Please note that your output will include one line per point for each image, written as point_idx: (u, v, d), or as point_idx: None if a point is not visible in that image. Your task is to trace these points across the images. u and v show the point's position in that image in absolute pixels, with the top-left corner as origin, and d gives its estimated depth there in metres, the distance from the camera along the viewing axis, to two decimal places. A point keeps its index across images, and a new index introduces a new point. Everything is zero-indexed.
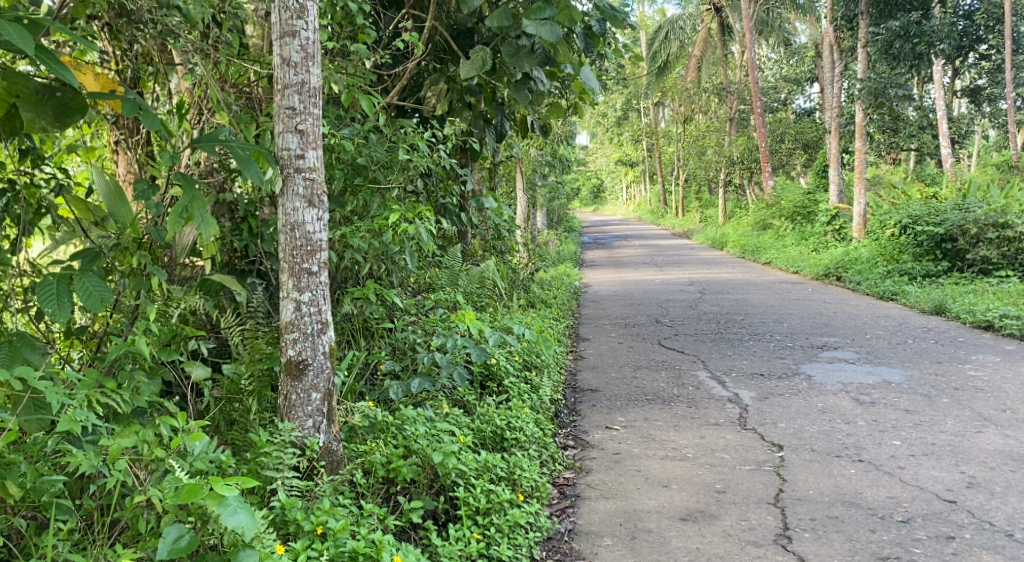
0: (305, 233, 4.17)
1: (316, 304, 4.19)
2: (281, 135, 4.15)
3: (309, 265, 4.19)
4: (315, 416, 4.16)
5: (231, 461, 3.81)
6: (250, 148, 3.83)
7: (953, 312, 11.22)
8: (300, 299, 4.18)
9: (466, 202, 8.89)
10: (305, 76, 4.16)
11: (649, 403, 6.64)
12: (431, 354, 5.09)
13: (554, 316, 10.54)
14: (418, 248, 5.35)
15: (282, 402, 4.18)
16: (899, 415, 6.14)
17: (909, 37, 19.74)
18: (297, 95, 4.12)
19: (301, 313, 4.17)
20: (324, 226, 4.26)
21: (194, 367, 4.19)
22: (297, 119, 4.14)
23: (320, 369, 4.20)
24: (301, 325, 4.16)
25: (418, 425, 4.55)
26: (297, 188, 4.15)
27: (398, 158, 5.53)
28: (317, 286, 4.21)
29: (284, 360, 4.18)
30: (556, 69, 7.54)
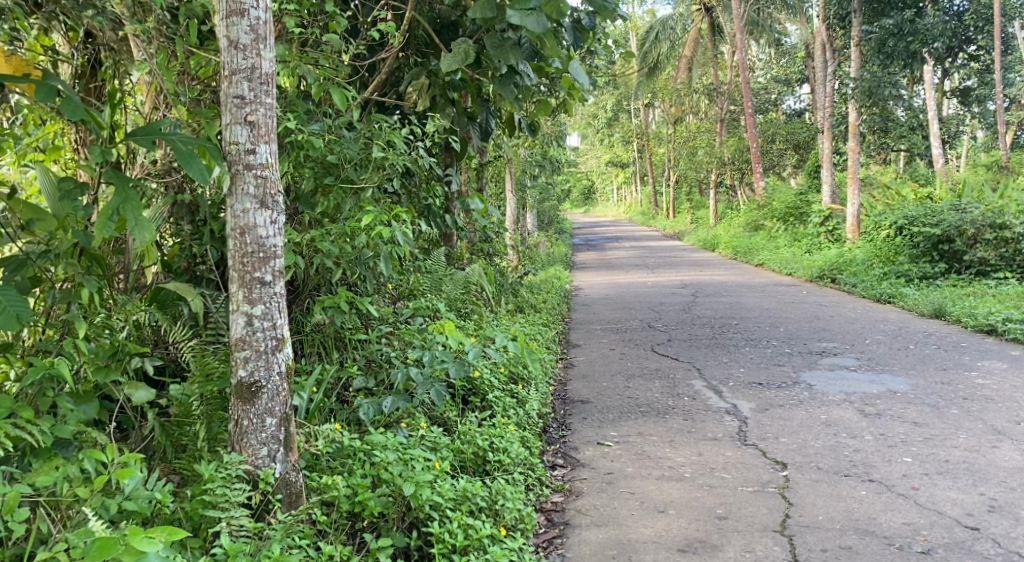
0: (257, 238, 3.83)
1: (270, 319, 3.86)
2: (230, 127, 3.82)
3: (262, 274, 3.86)
4: (269, 443, 3.83)
5: (168, 499, 3.62)
6: (192, 142, 3.64)
7: (952, 315, 10.89)
8: (252, 313, 3.84)
9: (451, 204, 8.52)
10: (256, 61, 3.82)
11: (643, 416, 6.28)
12: (407, 369, 4.69)
13: (544, 322, 10.17)
14: (393, 255, 4.96)
15: (232, 427, 3.85)
16: (907, 428, 5.79)
17: (902, 35, 19.44)
18: (246, 82, 3.79)
19: (252, 328, 3.84)
20: (279, 230, 3.91)
21: (137, 390, 3.92)
22: (247, 109, 3.81)
23: (275, 392, 3.86)
24: (253, 342, 3.82)
25: (388, 451, 4.17)
26: (247, 187, 3.82)
27: (374, 155, 5.15)
28: (271, 297, 3.87)
29: (236, 381, 3.84)
30: (544, 63, 7.17)
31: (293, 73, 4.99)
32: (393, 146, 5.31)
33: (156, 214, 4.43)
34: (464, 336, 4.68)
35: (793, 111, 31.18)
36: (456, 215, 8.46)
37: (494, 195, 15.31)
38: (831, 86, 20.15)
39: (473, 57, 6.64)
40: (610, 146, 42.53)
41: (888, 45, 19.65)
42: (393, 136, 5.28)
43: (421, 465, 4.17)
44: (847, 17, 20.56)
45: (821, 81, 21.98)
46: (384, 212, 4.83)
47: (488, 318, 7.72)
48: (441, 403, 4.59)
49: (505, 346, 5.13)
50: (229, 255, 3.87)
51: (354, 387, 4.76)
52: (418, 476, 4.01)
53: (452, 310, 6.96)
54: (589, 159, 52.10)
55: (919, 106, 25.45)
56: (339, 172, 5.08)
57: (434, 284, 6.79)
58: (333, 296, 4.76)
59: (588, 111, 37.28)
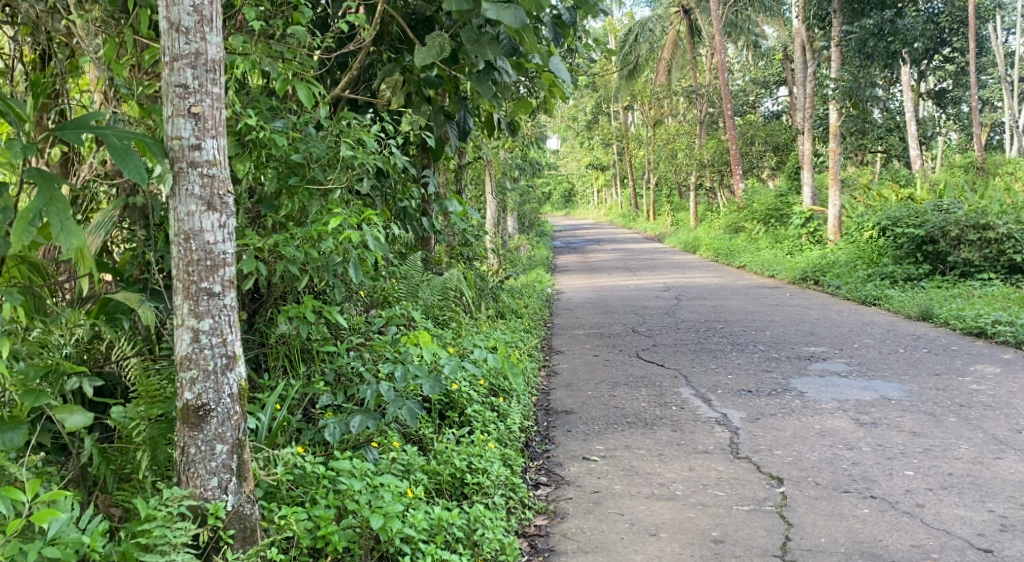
0: (204, 244, 3.52)
1: (219, 334, 3.54)
2: (171, 120, 3.50)
3: (210, 284, 3.54)
4: (220, 473, 3.50)
5: (97, 545, 3.29)
6: (128, 138, 3.39)
7: (940, 317, 10.66)
8: (199, 328, 3.52)
9: (428, 205, 8.24)
10: (201, 46, 3.52)
11: (630, 427, 6.00)
12: (375, 385, 4.27)
13: (525, 328, 9.88)
14: (363, 261, 4.64)
15: (178, 457, 3.51)
16: (907, 438, 5.52)
17: (883, 36, 19.27)
18: (190, 70, 3.48)
19: (199, 345, 3.51)
20: (228, 235, 3.60)
21: (71, 414, 3.61)
22: (191, 100, 3.49)
23: (226, 416, 3.54)
24: (200, 361, 3.50)
25: (355, 478, 3.89)
26: (192, 187, 3.51)
27: (342, 153, 4.86)
28: (220, 310, 3.56)
29: (182, 405, 3.51)
30: (523, 59, 6.87)
31: (255, 66, 4.73)
32: (364, 144, 5.01)
33: (104, 219, 4.14)
34: (437, 348, 4.34)
35: (772, 112, 31.06)
36: (434, 218, 8.16)
37: (473, 199, 15.02)
38: (811, 88, 19.99)
39: (449, 51, 6.35)
40: (589, 148, 42.29)
41: (868, 46, 19.50)
42: (364, 134, 4.99)
43: (389, 491, 3.91)
44: (827, 17, 20.40)
45: (801, 82, 21.83)
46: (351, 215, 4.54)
47: (468, 324, 7.41)
48: (412, 421, 4.20)
49: (485, 357, 4.83)
50: (172, 263, 3.55)
51: (319, 404, 4.47)
52: (388, 506, 3.76)
53: (428, 317, 6.66)
54: (568, 162, 51.87)
55: (898, 107, 25.36)
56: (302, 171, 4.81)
57: (411, 291, 6.53)
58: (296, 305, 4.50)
59: (566, 113, 37.05)
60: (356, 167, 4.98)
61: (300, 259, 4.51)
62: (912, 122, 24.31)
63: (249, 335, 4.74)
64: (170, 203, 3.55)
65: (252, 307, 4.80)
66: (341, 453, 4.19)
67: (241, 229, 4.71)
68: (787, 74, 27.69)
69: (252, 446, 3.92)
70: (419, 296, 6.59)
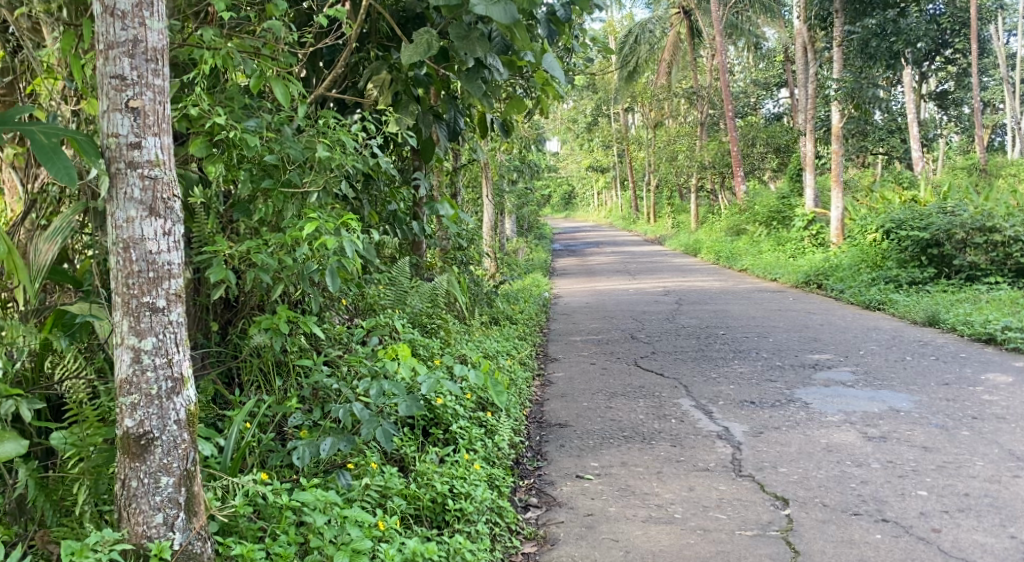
0: (145, 253, 3.34)
1: (164, 354, 3.37)
2: (108, 115, 3.32)
3: (153, 298, 3.36)
4: (165, 508, 3.34)
5: None
6: (58, 135, 3.24)
7: (947, 323, 10.36)
8: (141, 348, 3.34)
9: (420, 209, 7.96)
10: (138, 31, 3.33)
11: (626, 442, 5.73)
12: (348, 405, 3.94)
13: (519, 335, 9.61)
14: (342, 268, 4.34)
15: (119, 490, 3.36)
16: (918, 453, 5.24)
17: (885, 35, 18.96)
18: (126, 59, 3.30)
19: (141, 367, 3.34)
20: (173, 244, 3.41)
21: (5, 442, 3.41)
22: (128, 93, 3.31)
23: (171, 445, 3.37)
24: (141, 385, 3.33)
25: (319, 513, 3.63)
26: (132, 190, 3.33)
27: (319, 155, 4.59)
28: (164, 328, 3.38)
29: (123, 434, 3.35)
30: (515, 57, 6.57)
31: (226, 61, 4.50)
32: (345, 144, 4.74)
33: (62, 223, 3.83)
34: (417, 363, 4.05)
35: (772, 114, 30.75)
36: (425, 222, 7.89)
37: (470, 202, 14.74)
38: (813, 89, 19.69)
39: (437, 49, 6.07)
40: (589, 151, 42.00)
41: (871, 45, 19.17)
42: (343, 133, 4.72)
43: (357, 525, 3.67)
44: (829, 17, 20.09)
45: (803, 83, 21.52)
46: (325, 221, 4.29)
47: (458, 332, 7.15)
48: (387, 445, 3.86)
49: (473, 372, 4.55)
50: (113, 275, 3.38)
51: (288, 424, 4.16)
52: (355, 542, 3.54)
53: (417, 326, 6.41)
54: (568, 164, 51.56)
55: (900, 109, 25.06)
56: (276, 173, 4.56)
57: (398, 298, 6.28)
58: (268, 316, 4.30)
59: (566, 115, 36.76)
60: (335, 170, 4.70)
61: (273, 267, 4.27)
62: (914, 123, 24.04)
63: (222, 346, 4.53)
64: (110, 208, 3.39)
65: (226, 316, 4.59)
66: (308, 480, 3.92)
67: (212, 235, 4.47)
68: (787, 75, 27.40)
69: (209, 476, 3.71)
70: (407, 303, 6.30)
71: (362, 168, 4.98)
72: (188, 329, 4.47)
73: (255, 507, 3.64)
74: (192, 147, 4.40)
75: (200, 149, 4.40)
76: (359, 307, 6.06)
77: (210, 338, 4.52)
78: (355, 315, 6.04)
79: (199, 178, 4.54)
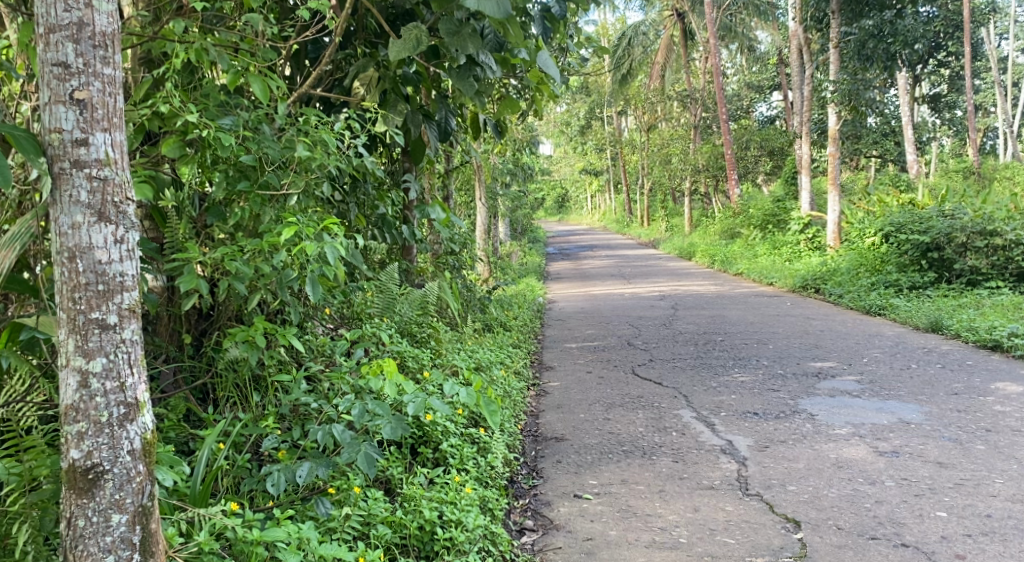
0: (93, 263, 3.11)
1: (116, 378, 3.15)
2: (49, 109, 3.08)
3: (103, 314, 3.13)
4: (116, 549, 3.12)
5: None
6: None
7: (950, 329, 10.12)
8: (89, 370, 3.12)
9: (410, 212, 7.71)
10: (85, 15, 3.11)
11: (624, 457, 5.49)
12: (327, 428, 3.67)
13: (513, 343, 9.34)
14: (325, 278, 4.07)
15: (65, 530, 3.12)
16: (933, 468, 5.00)
17: (883, 37, 18.36)
18: (71, 43, 3.07)
19: (89, 392, 3.11)
20: (124, 253, 3.18)
21: None
22: (73, 82, 3.08)
23: (122, 479, 3.15)
24: (89, 412, 3.10)
25: (291, 550, 3.38)
26: (77, 193, 3.10)
27: (298, 154, 4.34)
28: (116, 349, 3.15)
29: (67, 468, 3.11)
30: (508, 55, 6.29)
31: (198, 56, 4.26)
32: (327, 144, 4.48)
33: (22, 229, 3.50)
34: (402, 380, 3.76)
35: (766, 118, 30.52)
36: (415, 226, 7.63)
37: (462, 205, 14.47)
38: (809, 91, 19.46)
39: (427, 45, 5.80)
40: (582, 154, 41.75)
41: (868, 47, 18.66)
42: (326, 133, 4.46)
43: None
44: (825, 18, 19.85)
45: (798, 86, 21.30)
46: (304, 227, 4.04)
47: (450, 341, 6.89)
48: (368, 470, 3.58)
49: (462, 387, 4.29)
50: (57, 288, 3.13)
51: (260, 447, 3.90)
52: None
53: (406, 335, 6.19)
54: (561, 168, 51.32)
55: (895, 112, 24.87)
56: (253, 174, 4.32)
57: (386, 305, 6.06)
58: (244, 327, 4.07)
59: (559, 118, 36.51)
60: (316, 171, 4.44)
61: (248, 275, 4.04)
62: (909, 127, 23.87)
63: (195, 359, 4.38)
64: (53, 214, 3.14)
65: (201, 327, 4.44)
66: (285, 508, 3.66)
67: (185, 240, 4.24)
68: (781, 78, 27.15)
69: (175, 506, 3.50)
70: (395, 311, 6.09)
71: (347, 169, 4.72)
72: (161, 341, 4.30)
73: (222, 539, 3.42)
74: (164, 148, 4.17)
75: (172, 149, 4.17)
76: (346, 314, 5.81)
77: (183, 351, 4.36)
78: (342, 324, 5.78)
79: (172, 180, 4.30)
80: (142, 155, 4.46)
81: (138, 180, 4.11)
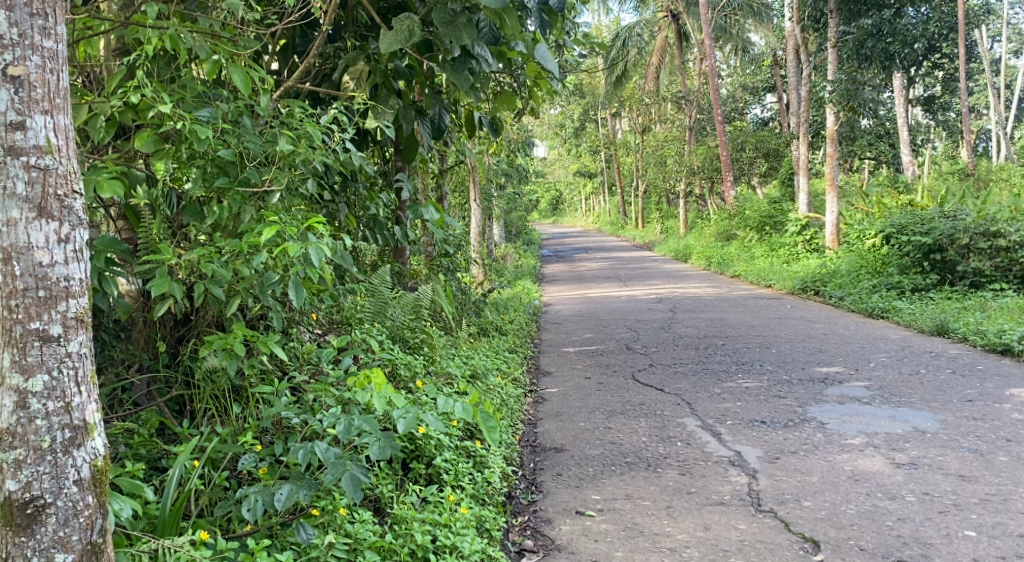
0: (33, 265, 2.90)
1: (61, 397, 2.93)
2: None
3: (44, 324, 2.91)
4: None
5: None
6: None
7: (957, 333, 9.86)
8: (28, 390, 2.89)
9: (403, 213, 7.43)
10: None
11: (627, 469, 5.23)
12: (307, 448, 3.36)
13: (509, 347, 9.04)
14: (310, 280, 3.79)
15: None
16: (955, 480, 4.75)
17: (882, 36, 17.91)
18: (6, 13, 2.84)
19: (28, 414, 2.88)
20: (67, 255, 2.97)
21: None
22: (8, 57, 2.85)
23: (66, 511, 2.93)
24: (29, 437, 2.88)
25: None
26: (14, 184, 2.87)
27: (281, 149, 4.06)
28: (60, 363, 2.93)
29: (5, 500, 2.88)
30: (503, 47, 6.02)
31: (174, 42, 4.00)
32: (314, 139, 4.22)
33: None
34: (392, 392, 3.48)
35: (760, 119, 30.25)
36: (408, 227, 7.34)
37: (456, 207, 14.17)
38: (806, 92, 19.19)
39: (419, 37, 5.52)
40: (576, 156, 41.42)
41: (867, 45, 18.17)
42: (312, 126, 4.19)
43: None
44: (822, 17, 19.57)
45: (795, 86, 21.07)
46: (287, 226, 3.77)
47: (444, 346, 6.60)
48: (353, 494, 3.27)
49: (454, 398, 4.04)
50: None
51: (238, 466, 3.59)
52: None
53: (398, 341, 5.91)
54: (555, 169, 51.01)
55: (891, 113, 24.61)
56: (234, 170, 4.03)
57: (377, 310, 5.82)
58: (222, 334, 3.80)
59: (553, 120, 36.18)
60: (301, 167, 4.16)
61: (226, 278, 3.76)
62: (904, 128, 23.66)
63: (171, 370, 4.09)
64: None
65: (178, 333, 4.15)
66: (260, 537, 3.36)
67: (160, 242, 3.96)
68: (776, 80, 26.87)
69: (138, 538, 3.22)
70: (386, 316, 5.84)
71: (335, 164, 4.45)
72: (135, 350, 4.03)
73: None
74: (138, 142, 3.89)
75: (147, 143, 3.89)
76: (334, 319, 5.51)
77: (158, 359, 4.08)
78: (330, 330, 5.49)
79: (145, 176, 4.02)
80: (115, 151, 4.18)
81: (108, 176, 3.82)
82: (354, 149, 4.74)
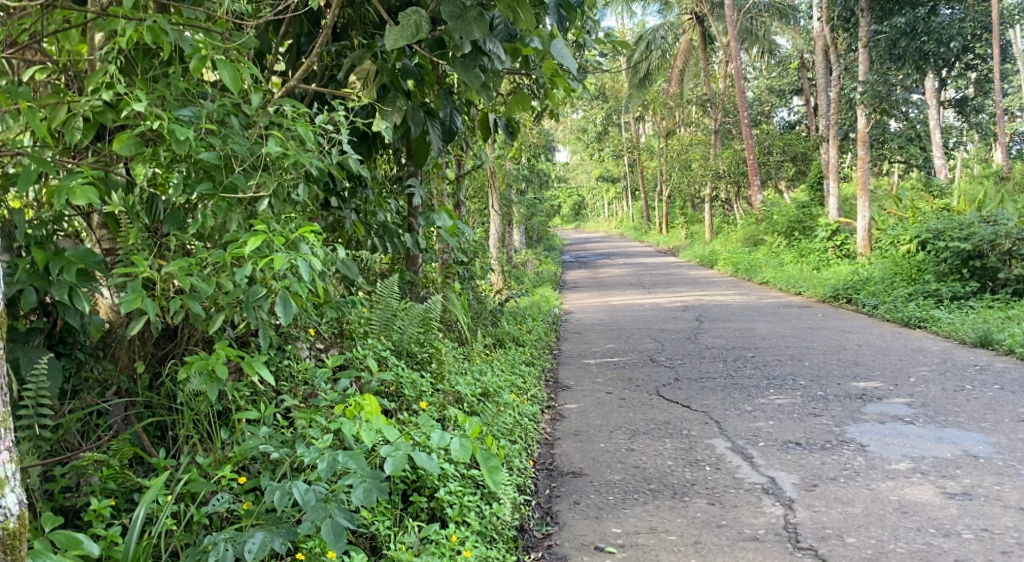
0: None
1: None
2: None
3: None
4: None
5: None
6: None
7: (1002, 344, 9.36)
8: None
9: (415, 220, 7.08)
10: None
11: (652, 497, 4.85)
12: (286, 490, 3.11)
13: (526, 360, 8.66)
14: (300, 295, 3.45)
15: None
16: (1016, 514, 4.34)
17: (916, 35, 17.33)
18: None
19: None
20: None
21: None
22: None
23: None
24: None
25: None
26: None
27: (269, 151, 3.70)
28: None
29: None
30: (519, 45, 5.63)
31: (154, 35, 3.64)
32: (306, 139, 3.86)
33: None
34: (383, 423, 3.21)
35: (786, 122, 29.67)
36: (420, 235, 6.98)
37: (476, 213, 13.82)
38: (836, 94, 18.67)
39: (427, 33, 5.13)
40: (599, 161, 40.93)
41: (900, 45, 17.55)
42: (306, 126, 3.83)
43: None
44: (852, 17, 19.01)
45: (823, 88, 20.55)
46: (273, 236, 3.43)
47: (456, 361, 6.25)
48: (334, 541, 3.02)
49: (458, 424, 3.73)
50: None
51: (214, 505, 3.29)
52: None
53: (405, 356, 5.57)
54: (578, 174, 50.56)
55: (923, 115, 24.01)
56: (218, 175, 3.67)
57: (384, 323, 5.50)
58: (203, 353, 3.45)
59: (576, 125, 35.77)
60: (291, 171, 3.81)
61: (206, 292, 3.41)
62: (935, 130, 23.09)
63: (152, 393, 3.73)
64: None
65: (161, 352, 3.80)
66: None
67: (138, 254, 3.61)
68: (804, 83, 26.29)
69: None
70: (394, 329, 5.52)
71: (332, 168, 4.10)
72: (113, 372, 3.69)
73: None
74: (118, 144, 3.53)
75: (127, 145, 3.52)
76: (335, 335, 5.17)
77: (137, 381, 3.72)
78: (330, 346, 5.14)
79: (124, 181, 3.65)
80: (96, 154, 3.81)
81: (82, 182, 3.46)
82: (354, 153, 4.38)
